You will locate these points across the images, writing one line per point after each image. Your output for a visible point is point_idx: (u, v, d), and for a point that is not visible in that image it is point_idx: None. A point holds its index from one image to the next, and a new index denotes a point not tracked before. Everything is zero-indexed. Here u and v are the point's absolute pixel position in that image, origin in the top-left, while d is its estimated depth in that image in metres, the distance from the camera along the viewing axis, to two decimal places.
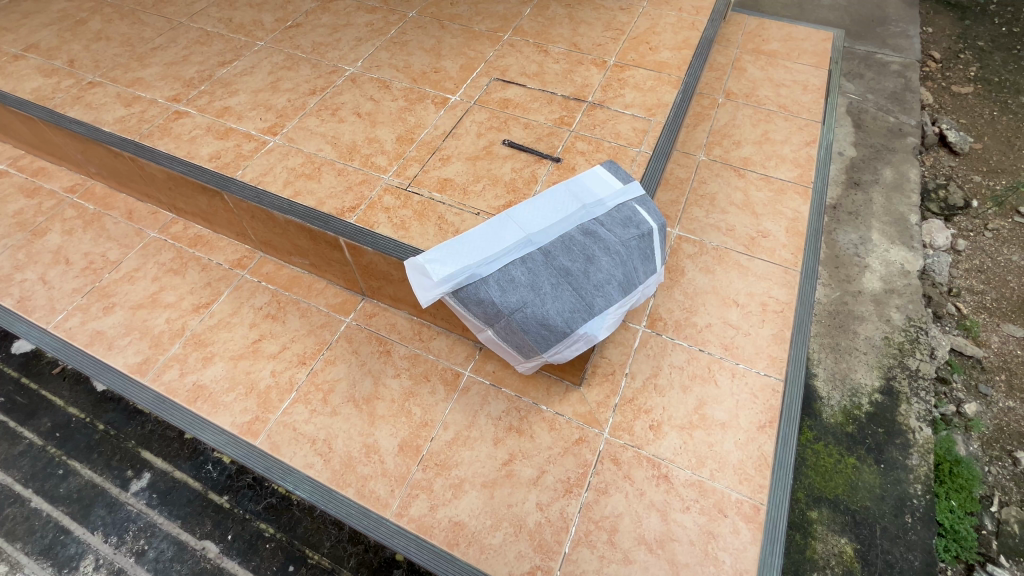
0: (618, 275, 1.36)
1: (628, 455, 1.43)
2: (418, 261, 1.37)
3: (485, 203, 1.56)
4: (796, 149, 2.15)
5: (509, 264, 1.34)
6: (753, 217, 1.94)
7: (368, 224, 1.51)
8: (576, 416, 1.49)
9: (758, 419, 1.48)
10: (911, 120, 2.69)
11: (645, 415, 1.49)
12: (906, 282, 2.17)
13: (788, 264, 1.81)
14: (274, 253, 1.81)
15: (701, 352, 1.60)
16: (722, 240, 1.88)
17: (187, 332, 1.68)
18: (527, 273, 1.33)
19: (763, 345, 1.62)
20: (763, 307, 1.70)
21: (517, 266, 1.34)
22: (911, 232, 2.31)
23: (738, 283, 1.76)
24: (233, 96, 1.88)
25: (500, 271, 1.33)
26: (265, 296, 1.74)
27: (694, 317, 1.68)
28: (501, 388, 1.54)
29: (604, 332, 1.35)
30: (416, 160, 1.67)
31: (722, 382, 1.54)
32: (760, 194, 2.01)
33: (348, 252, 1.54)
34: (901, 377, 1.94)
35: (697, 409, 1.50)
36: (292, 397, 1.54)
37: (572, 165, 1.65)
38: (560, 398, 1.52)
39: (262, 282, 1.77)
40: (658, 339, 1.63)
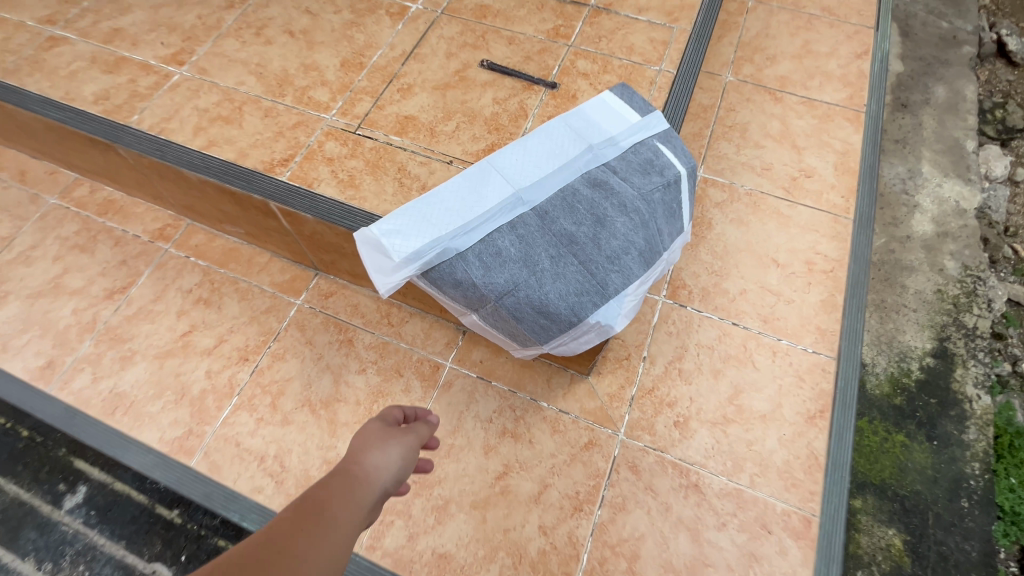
0: (638, 242, 1.02)
1: (648, 461, 1.16)
2: (375, 234, 1.02)
3: (460, 147, 1.17)
4: (843, 64, 1.75)
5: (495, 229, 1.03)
6: (793, 152, 1.58)
7: (306, 182, 1.13)
8: (584, 415, 1.21)
9: (806, 409, 1.21)
10: (967, 26, 2.27)
11: (668, 410, 1.21)
12: (961, 224, 1.89)
13: (838, 211, 1.47)
14: (202, 221, 1.45)
15: (735, 327, 1.31)
16: (757, 184, 1.52)
17: (99, 326, 1.35)
18: (518, 241, 1.02)
19: (810, 315, 1.32)
20: (808, 267, 1.39)
21: (504, 233, 1.02)
22: (967, 162, 2.02)
23: (777, 237, 1.44)
24: (125, 14, 1.43)
25: (482, 239, 1.02)
26: (195, 277, 1.41)
27: (725, 283, 1.37)
28: (491, 382, 1.25)
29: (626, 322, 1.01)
30: (367, 92, 1.26)
31: (761, 365, 1.26)
32: (802, 122, 1.64)
33: (286, 220, 1.19)
34: (956, 337, 1.69)
35: (731, 399, 1.22)
36: (233, 404, 1.25)
37: (573, 92, 1.25)
38: (564, 392, 1.23)
39: (191, 257, 1.44)
40: (682, 313, 1.33)
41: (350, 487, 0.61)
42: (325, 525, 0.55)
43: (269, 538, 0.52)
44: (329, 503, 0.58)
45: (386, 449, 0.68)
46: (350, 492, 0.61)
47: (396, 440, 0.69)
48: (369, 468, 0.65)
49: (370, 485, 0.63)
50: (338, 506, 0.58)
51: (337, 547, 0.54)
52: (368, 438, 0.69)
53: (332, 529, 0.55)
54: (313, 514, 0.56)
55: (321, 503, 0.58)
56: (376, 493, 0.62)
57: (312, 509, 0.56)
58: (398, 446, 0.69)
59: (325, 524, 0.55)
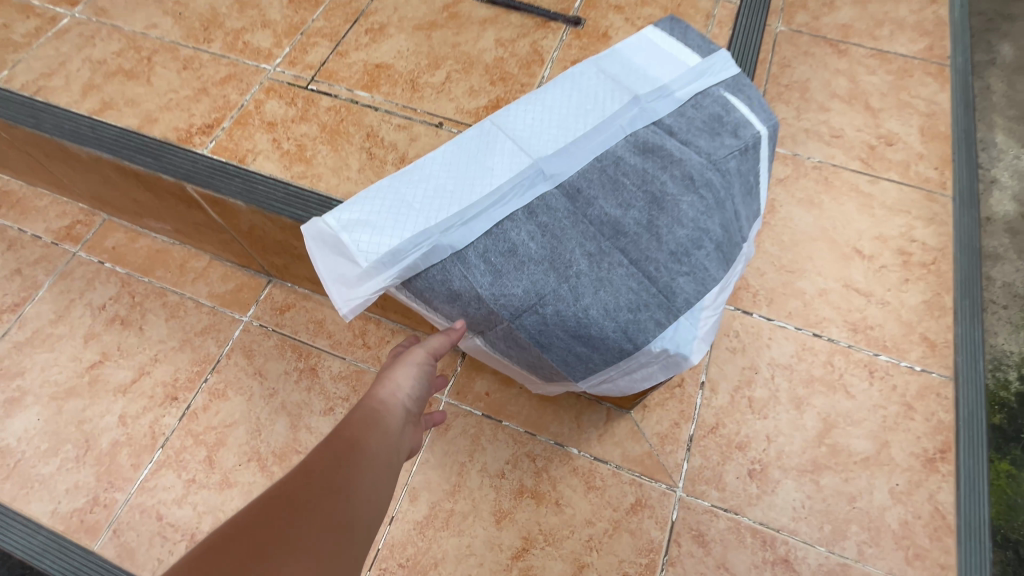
0: (714, 230, 0.70)
1: (717, 528, 0.86)
2: (333, 228, 0.70)
3: (452, 105, 0.85)
4: (917, 7, 1.44)
5: (505, 217, 0.71)
6: (868, 114, 1.26)
7: (236, 156, 0.81)
8: (628, 465, 0.90)
9: (921, 449, 0.91)
10: None
11: (739, 456, 0.91)
12: None
13: (931, 187, 1.17)
14: (120, 215, 1.12)
15: (817, 340, 1.00)
16: (827, 155, 1.21)
17: None
18: (539, 232, 0.70)
19: (912, 321, 1.02)
20: (903, 259, 1.08)
21: (518, 222, 0.71)
22: None
23: (860, 221, 1.13)
24: None
25: (488, 232, 0.70)
26: (111, 288, 1.08)
27: (799, 281, 1.06)
28: (502, 422, 0.94)
29: (703, 347, 0.69)
30: (323, 34, 0.93)
31: (856, 390, 0.96)
32: (875, 78, 1.32)
33: (214, 211, 0.86)
34: None
35: (820, 438, 0.92)
36: (155, 460, 0.93)
37: (603, 29, 0.93)
38: (599, 434, 0.92)
39: (106, 263, 1.11)
40: (746, 323, 1.02)
41: (384, 414, 0.59)
42: (365, 459, 0.50)
43: (302, 479, 0.45)
44: (373, 415, 0.58)
45: (414, 373, 0.66)
46: (379, 422, 0.57)
47: (423, 359, 0.67)
48: (393, 392, 0.63)
49: (399, 412, 0.60)
50: (376, 426, 0.56)
51: (382, 474, 0.50)
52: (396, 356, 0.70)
53: (373, 459, 0.51)
54: (345, 453, 0.50)
55: (362, 418, 0.57)
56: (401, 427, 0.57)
57: (354, 424, 0.55)
58: (424, 372, 0.68)
59: (363, 457, 0.50)
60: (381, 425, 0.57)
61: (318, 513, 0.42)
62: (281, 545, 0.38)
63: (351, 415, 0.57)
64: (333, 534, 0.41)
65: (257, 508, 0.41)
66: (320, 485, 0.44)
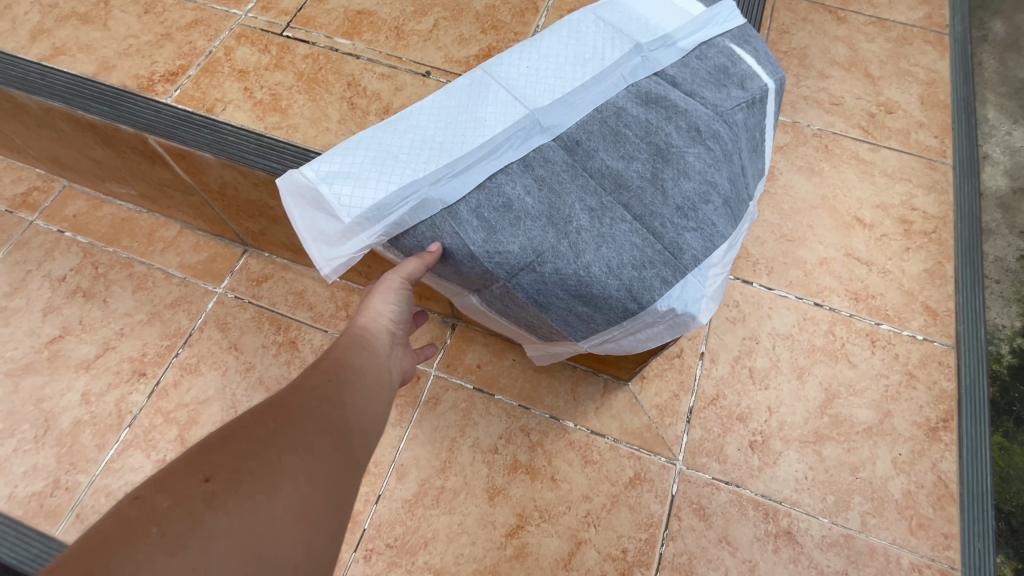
0: (722, 184, 0.66)
1: (719, 501, 0.83)
2: (310, 182, 0.63)
3: (440, 54, 0.79)
4: None
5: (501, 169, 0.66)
6: (867, 82, 1.23)
7: (204, 107, 0.74)
8: (626, 438, 0.86)
9: (925, 418, 0.89)
10: None
11: (741, 427, 0.88)
12: None
13: (932, 156, 1.14)
14: (81, 180, 1.04)
15: (819, 310, 0.97)
16: (827, 122, 1.18)
17: None
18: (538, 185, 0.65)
19: (914, 290, 1.00)
20: (904, 227, 1.06)
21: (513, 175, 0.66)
22: None
23: (860, 189, 1.10)
24: None
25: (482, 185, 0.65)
26: (72, 259, 1.00)
27: (799, 250, 1.03)
28: (495, 395, 0.89)
29: (711, 307, 0.65)
30: None
31: (859, 360, 0.93)
32: (874, 45, 1.29)
33: (181, 168, 0.79)
34: None
35: (823, 409, 0.89)
36: (122, 440, 0.87)
37: None
38: (596, 406, 0.88)
39: (66, 232, 1.03)
40: (746, 293, 0.98)
41: (374, 337, 0.60)
42: (356, 377, 0.53)
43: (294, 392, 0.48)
44: (362, 338, 0.59)
45: (395, 300, 0.63)
46: (366, 347, 0.58)
47: (400, 285, 0.62)
48: (376, 319, 0.62)
49: (384, 338, 0.61)
50: (362, 350, 0.57)
51: (374, 392, 0.53)
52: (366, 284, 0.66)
53: (362, 376, 0.53)
54: (334, 371, 0.52)
55: (352, 341, 0.58)
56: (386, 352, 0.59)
57: (344, 345, 0.57)
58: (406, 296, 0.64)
59: (352, 374, 0.52)
60: (372, 347, 0.59)
61: (314, 421, 0.45)
62: (279, 442, 0.41)
63: (337, 340, 0.59)
64: (330, 438, 0.44)
65: (257, 410, 0.44)
66: (312, 401, 0.47)
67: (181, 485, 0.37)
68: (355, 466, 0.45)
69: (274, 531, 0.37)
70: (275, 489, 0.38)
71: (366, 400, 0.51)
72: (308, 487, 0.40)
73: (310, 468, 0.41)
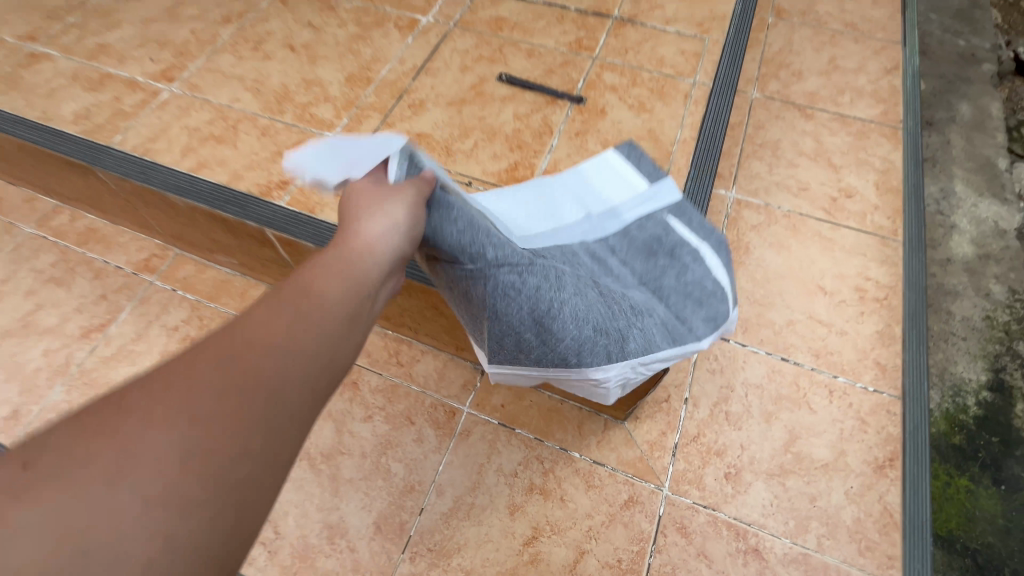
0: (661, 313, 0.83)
1: (698, 521, 1.01)
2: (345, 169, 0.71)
3: (479, 168, 1.06)
4: (874, 78, 1.67)
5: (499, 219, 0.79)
6: (830, 171, 1.47)
7: (307, 208, 1.01)
8: (622, 467, 1.06)
9: (874, 457, 1.07)
10: (985, 43, 2.40)
11: (718, 461, 1.06)
12: (1003, 246, 1.80)
13: (885, 233, 1.36)
14: (192, 251, 1.32)
15: (785, 364, 1.17)
16: (794, 204, 1.41)
17: (73, 369, 1.21)
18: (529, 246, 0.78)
19: (867, 348, 1.19)
20: (859, 294, 1.26)
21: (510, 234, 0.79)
22: (1002, 181, 1.97)
23: (822, 262, 1.31)
24: (113, 31, 1.33)
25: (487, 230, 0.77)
26: (182, 312, 1.27)
27: (769, 313, 1.24)
28: (514, 430, 1.10)
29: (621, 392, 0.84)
30: (375, 109, 1.15)
31: (818, 407, 1.12)
32: (836, 139, 1.54)
33: (284, 250, 1.06)
34: (1012, 368, 1.56)
35: (787, 447, 1.08)
36: None
37: (601, 106, 1.15)
38: (597, 440, 1.08)
39: (178, 291, 1.30)
40: (724, 348, 1.19)
41: (355, 274, 0.59)
42: (307, 302, 0.52)
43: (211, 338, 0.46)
44: (354, 256, 0.61)
45: (397, 213, 0.67)
46: (349, 263, 0.60)
47: (411, 198, 0.69)
48: (376, 225, 0.65)
49: (372, 243, 0.64)
50: (332, 275, 0.57)
51: (284, 387, 0.47)
52: (374, 190, 0.69)
53: (306, 298, 0.53)
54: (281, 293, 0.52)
55: (254, 347, 0.47)
56: (369, 269, 0.61)
57: (301, 285, 0.55)
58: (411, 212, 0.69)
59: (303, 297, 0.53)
60: (296, 342, 0.49)
61: (208, 369, 0.43)
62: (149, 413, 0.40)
63: (317, 260, 0.59)
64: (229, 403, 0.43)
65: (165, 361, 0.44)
66: (249, 375, 0.44)
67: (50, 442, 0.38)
68: (253, 426, 0.43)
69: (102, 548, 0.35)
70: (124, 487, 0.37)
71: (255, 414, 0.44)
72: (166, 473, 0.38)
73: (201, 433, 0.41)
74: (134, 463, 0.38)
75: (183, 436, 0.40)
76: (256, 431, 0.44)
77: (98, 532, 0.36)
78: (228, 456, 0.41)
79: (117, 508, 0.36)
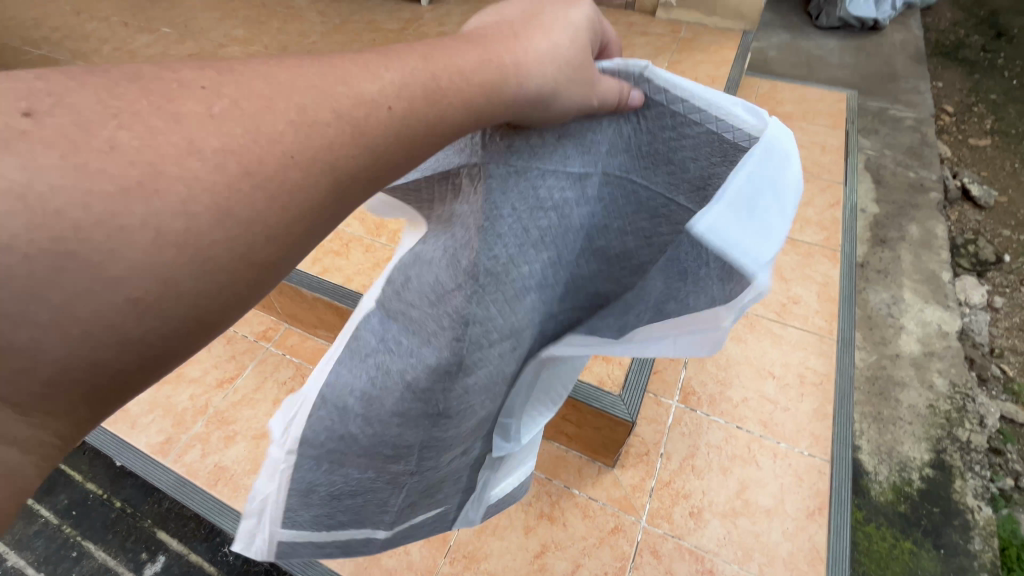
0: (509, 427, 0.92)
1: (667, 547, 1.34)
2: (690, 90, 0.56)
3: None
4: (819, 211, 2.15)
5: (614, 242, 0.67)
6: (781, 282, 1.90)
7: None
8: (611, 502, 1.41)
9: (806, 505, 1.39)
10: (932, 175, 2.77)
11: (684, 501, 1.41)
12: (945, 345, 2.14)
13: (823, 332, 1.75)
14: (299, 325, 1.80)
15: (739, 431, 1.53)
16: (752, 307, 1.83)
17: (210, 409, 1.65)
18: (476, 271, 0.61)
19: (804, 421, 1.55)
20: (800, 379, 1.64)
21: (501, 283, 0.61)
22: (945, 291, 2.32)
23: (772, 353, 1.71)
24: None
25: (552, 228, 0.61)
26: (289, 371, 1.73)
27: (728, 391, 1.62)
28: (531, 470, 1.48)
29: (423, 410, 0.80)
30: None
31: (764, 464, 1.46)
32: (787, 258, 1.98)
33: None
34: (952, 450, 1.86)
35: (738, 494, 1.42)
36: None
37: None
38: (592, 481, 1.45)
39: (286, 355, 1.77)
40: (692, 416, 1.56)
41: (494, 84, 0.52)
42: (425, 97, 0.48)
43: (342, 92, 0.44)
44: (475, 64, 0.51)
45: (549, 71, 0.54)
46: (482, 71, 0.52)
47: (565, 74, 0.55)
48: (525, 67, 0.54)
49: (500, 77, 0.52)
50: (465, 66, 0.51)
51: (296, 202, 0.40)
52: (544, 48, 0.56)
53: (393, 113, 0.46)
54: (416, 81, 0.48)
55: (294, 125, 0.40)
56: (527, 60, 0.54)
57: (354, 84, 0.44)
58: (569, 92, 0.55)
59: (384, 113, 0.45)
60: (366, 130, 0.44)
61: (276, 121, 0.39)
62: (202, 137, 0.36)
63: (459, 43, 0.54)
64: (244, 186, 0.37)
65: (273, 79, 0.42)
66: (262, 175, 0.38)
67: (75, 87, 0.36)
68: (261, 239, 0.39)
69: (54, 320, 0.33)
70: (139, 207, 0.34)
71: (255, 223, 0.38)
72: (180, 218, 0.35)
73: (213, 202, 0.36)
74: (157, 186, 0.34)
75: (161, 208, 0.34)
76: (263, 237, 0.39)
77: (84, 259, 0.33)
78: (227, 234, 0.37)
79: (93, 255, 0.33)
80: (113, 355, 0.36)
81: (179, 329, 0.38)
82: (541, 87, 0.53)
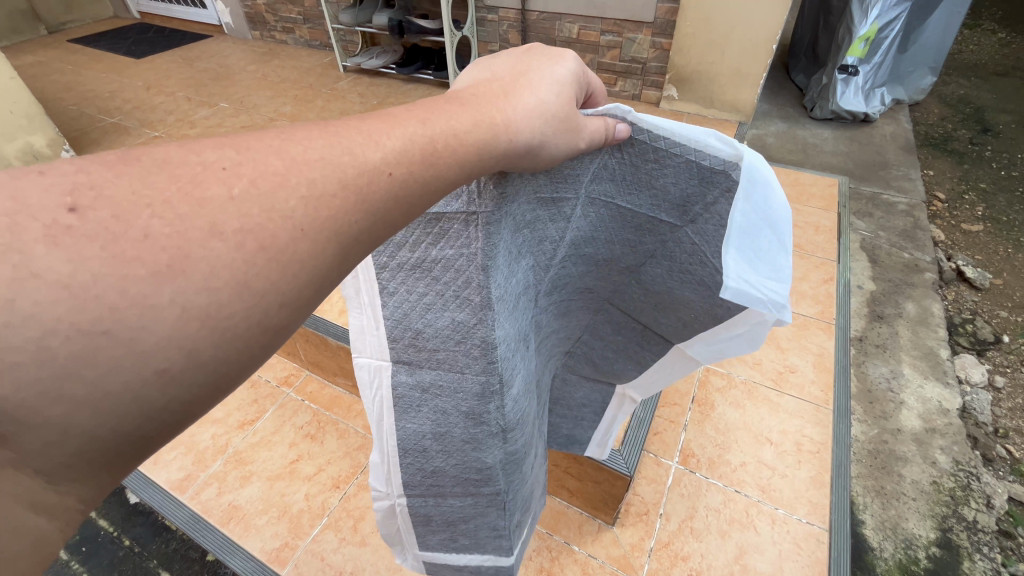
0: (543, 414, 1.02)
1: None
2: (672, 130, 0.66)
3: None
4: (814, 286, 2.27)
5: (602, 249, 0.83)
6: (778, 352, 1.99)
7: None
8: (610, 560, 1.47)
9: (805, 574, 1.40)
10: (926, 256, 2.89)
11: (681, 563, 1.44)
12: (947, 421, 2.15)
13: (819, 402, 1.81)
14: (319, 373, 1.92)
15: (737, 495, 1.57)
16: (749, 374, 1.92)
17: (229, 449, 1.74)
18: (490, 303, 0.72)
19: (801, 489, 1.58)
20: (797, 447, 1.68)
21: (508, 301, 0.75)
22: (944, 367, 2.35)
23: (769, 419, 1.76)
24: None
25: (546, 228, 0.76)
26: (307, 416, 1.83)
27: (726, 454, 1.67)
28: None
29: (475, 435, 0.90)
30: None
31: (762, 530, 1.49)
32: (784, 329, 2.08)
33: None
34: (958, 529, 1.85)
35: (736, 558, 1.44)
36: (322, 523, 1.55)
37: None
38: (592, 538, 1.52)
39: (305, 401, 1.88)
40: (691, 478, 1.61)
41: (489, 133, 0.58)
42: (429, 156, 0.54)
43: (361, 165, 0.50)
44: (470, 122, 0.58)
45: (537, 121, 0.62)
46: (480, 125, 0.58)
47: (557, 122, 0.63)
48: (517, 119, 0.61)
49: (497, 130, 0.59)
50: (462, 122, 0.58)
51: (311, 266, 0.43)
52: (526, 103, 0.63)
53: (414, 174, 0.52)
54: (421, 143, 0.53)
55: (305, 199, 0.43)
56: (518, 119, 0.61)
57: (359, 152, 0.48)
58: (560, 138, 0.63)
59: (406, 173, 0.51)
60: (378, 186, 0.48)
61: (289, 199, 0.43)
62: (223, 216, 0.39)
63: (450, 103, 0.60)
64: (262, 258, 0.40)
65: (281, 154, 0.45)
66: (277, 250, 0.41)
67: (110, 176, 0.37)
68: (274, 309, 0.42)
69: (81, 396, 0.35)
70: (165, 289, 0.36)
71: (270, 292, 0.41)
72: (201, 295, 0.37)
73: (237, 278, 0.39)
74: (182, 266, 0.36)
75: (186, 288, 0.37)
76: (276, 304, 0.41)
77: (115, 338, 0.35)
78: (246, 305, 0.40)
79: (124, 334, 0.35)
80: (134, 427, 0.38)
81: (194, 403, 0.40)
82: (529, 141, 0.61)
